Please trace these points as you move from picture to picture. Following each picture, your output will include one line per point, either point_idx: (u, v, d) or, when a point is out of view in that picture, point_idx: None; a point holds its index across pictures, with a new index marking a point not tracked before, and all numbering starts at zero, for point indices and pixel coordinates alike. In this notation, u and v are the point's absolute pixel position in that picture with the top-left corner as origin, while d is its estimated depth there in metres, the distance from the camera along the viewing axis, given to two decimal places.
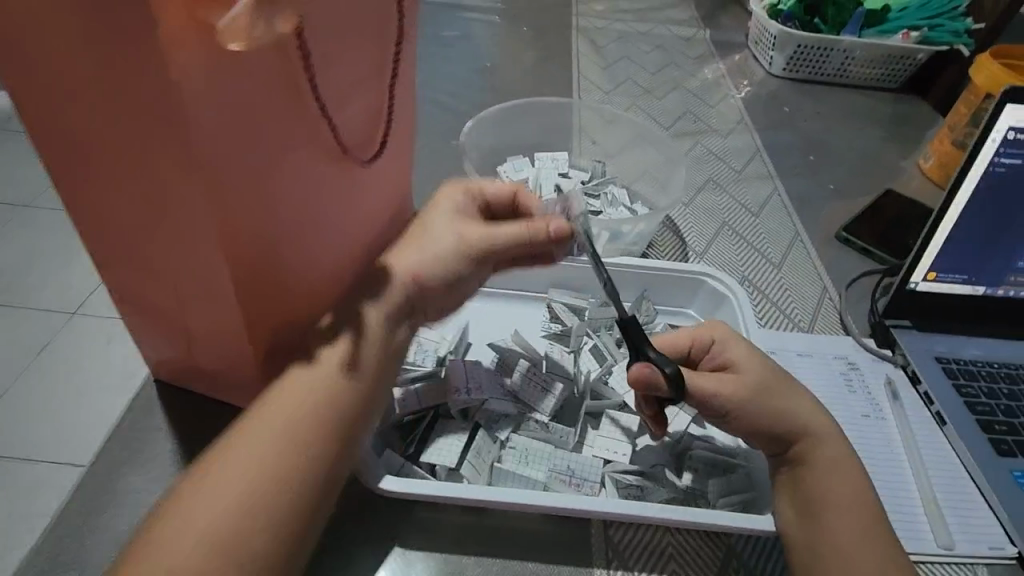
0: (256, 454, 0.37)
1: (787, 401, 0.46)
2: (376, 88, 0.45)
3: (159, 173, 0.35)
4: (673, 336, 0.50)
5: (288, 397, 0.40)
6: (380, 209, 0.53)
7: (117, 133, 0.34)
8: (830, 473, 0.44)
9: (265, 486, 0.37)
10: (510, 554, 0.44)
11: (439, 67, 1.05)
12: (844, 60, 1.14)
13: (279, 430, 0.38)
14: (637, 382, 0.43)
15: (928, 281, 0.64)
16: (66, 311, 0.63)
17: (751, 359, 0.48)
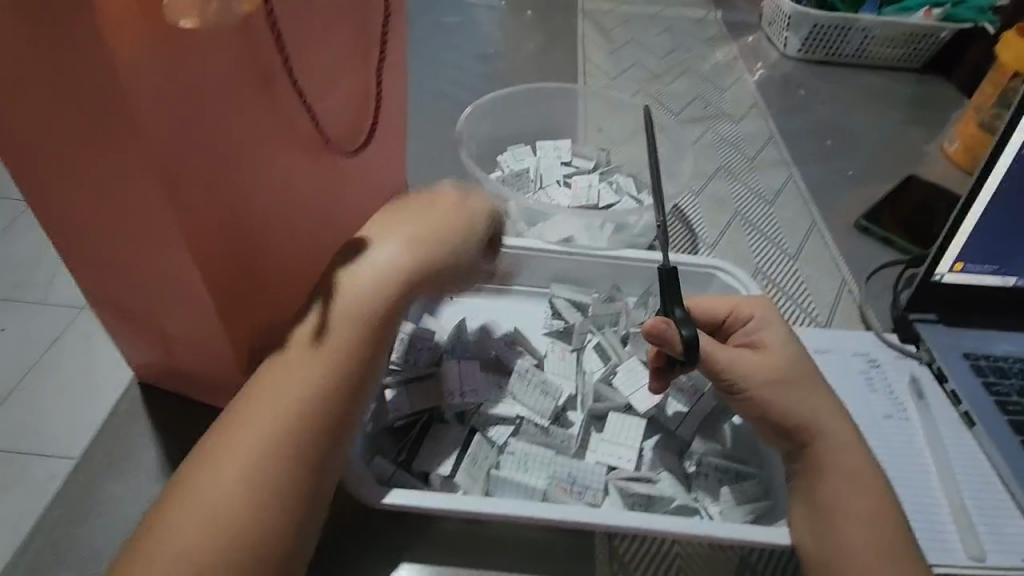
0: (225, 481, 0.32)
1: (806, 401, 0.43)
2: (354, 71, 0.44)
3: (112, 166, 0.32)
4: (714, 302, 0.48)
5: (263, 415, 0.34)
6: (361, 197, 0.50)
7: (65, 128, 0.31)
8: (848, 482, 0.40)
9: (234, 517, 0.31)
10: (508, 568, 0.42)
11: (440, 54, 1.02)
12: (862, 41, 1.09)
13: (248, 455, 0.32)
14: (652, 333, 0.42)
15: (954, 272, 0.60)
16: (74, 308, 0.64)
17: (785, 344, 0.45)
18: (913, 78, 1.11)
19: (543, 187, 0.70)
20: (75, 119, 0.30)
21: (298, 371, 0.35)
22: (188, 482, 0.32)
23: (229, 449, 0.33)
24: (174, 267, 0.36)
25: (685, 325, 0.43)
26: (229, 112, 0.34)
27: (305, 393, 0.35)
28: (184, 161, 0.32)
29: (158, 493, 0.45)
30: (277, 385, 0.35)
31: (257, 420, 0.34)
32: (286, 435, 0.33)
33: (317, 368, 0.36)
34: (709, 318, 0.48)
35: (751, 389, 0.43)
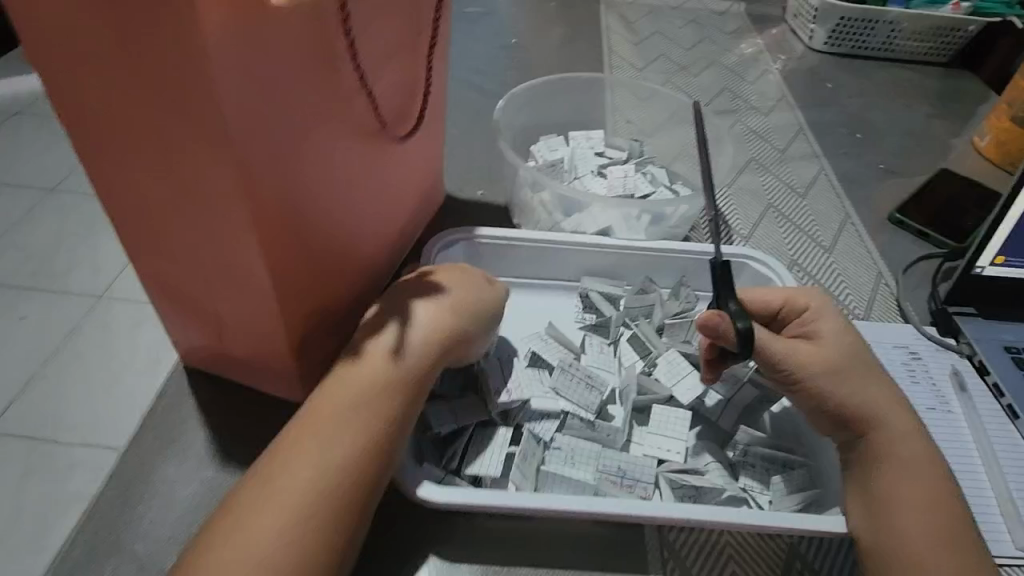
0: (291, 497, 0.35)
1: (861, 392, 0.43)
2: (404, 54, 0.44)
3: (191, 154, 0.32)
4: (767, 294, 0.47)
5: (327, 441, 0.37)
6: (401, 182, 0.51)
7: (147, 115, 0.31)
8: (906, 472, 0.40)
9: (301, 533, 0.34)
10: (557, 559, 0.42)
11: (464, 44, 1.01)
12: (889, 34, 1.08)
13: (313, 475, 0.36)
14: (705, 327, 0.43)
15: (995, 265, 0.59)
16: (93, 296, 0.61)
17: (842, 336, 0.45)
18: (940, 72, 1.10)
19: (578, 177, 0.69)
20: (161, 105, 0.30)
21: (355, 401, 0.38)
22: (256, 491, 0.35)
23: (295, 466, 0.36)
24: (243, 253, 0.36)
25: (740, 319, 0.42)
26: (302, 98, 0.35)
27: (365, 422, 0.38)
28: (258, 149, 0.33)
29: (209, 476, 0.45)
30: (338, 413, 0.38)
31: (320, 444, 0.37)
32: (347, 460, 0.37)
33: (374, 404, 0.39)
34: (764, 309, 0.47)
35: (806, 381, 0.43)
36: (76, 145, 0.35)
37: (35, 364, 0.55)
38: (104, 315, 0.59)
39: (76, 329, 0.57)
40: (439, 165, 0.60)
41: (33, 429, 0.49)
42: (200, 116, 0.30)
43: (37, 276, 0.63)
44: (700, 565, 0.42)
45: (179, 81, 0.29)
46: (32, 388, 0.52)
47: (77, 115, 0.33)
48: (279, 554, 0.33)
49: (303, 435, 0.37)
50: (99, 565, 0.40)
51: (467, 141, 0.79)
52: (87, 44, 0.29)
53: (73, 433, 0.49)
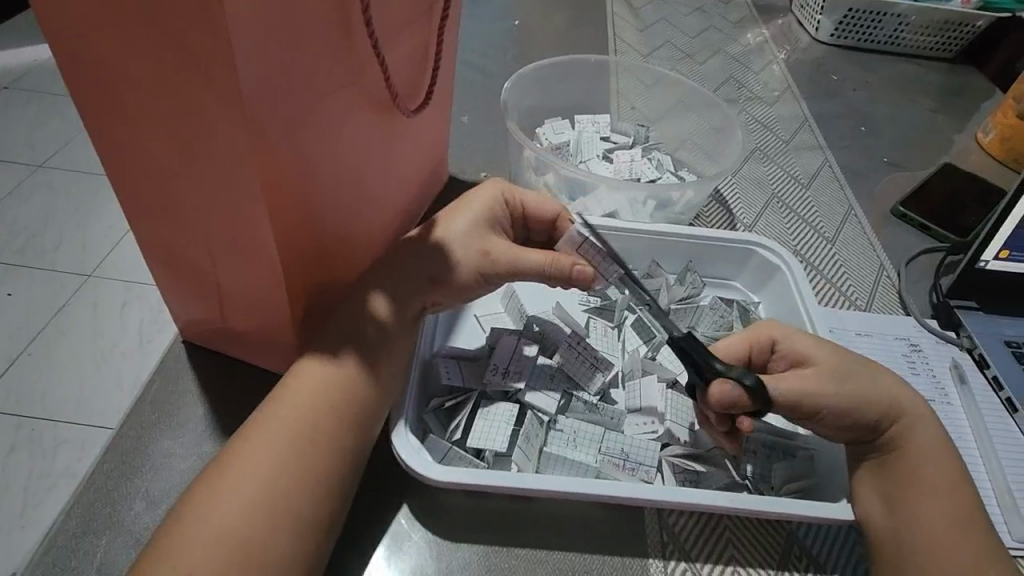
0: (275, 470, 0.35)
1: (869, 381, 0.42)
2: (418, 28, 0.43)
3: (205, 127, 0.32)
4: (730, 346, 0.44)
5: (310, 416, 0.38)
6: (408, 159, 0.50)
7: (160, 84, 0.31)
8: (925, 460, 0.40)
9: (284, 505, 0.35)
10: (559, 541, 0.42)
11: (468, 25, 1.00)
12: (897, 27, 1.07)
13: (297, 444, 0.37)
14: (721, 403, 0.40)
15: (999, 259, 0.60)
16: (83, 274, 0.59)
17: (819, 348, 0.44)
18: (945, 68, 1.10)
19: (583, 161, 0.69)
20: (175, 74, 0.30)
21: (336, 381, 0.39)
22: (236, 464, 0.36)
23: (279, 441, 0.36)
24: (251, 225, 0.36)
25: (746, 375, 0.40)
26: (317, 72, 0.34)
27: (345, 404, 0.39)
28: (271, 124, 0.32)
29: (206, 452, 0.44)
30: (321, 391, 0.39)
31: (302, 417, 0.37)
32: (334, 435, 0.38)
33: (355, 385, 0.40)
34: (734, 359, 0.44)
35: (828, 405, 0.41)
36: (83, 109, 0.34)
37: (27, 338, 0.54)
38: (100, 290, 0.58)
39: (69, 305, 0.56)
40: (443, 145, 0.59)
41: (26, 403, 0.49)
42: (215, 88, 0.29)
43: (29, 250, 0.62)
44: (705, 554, 0.42)
45: (194, 54, 0.28)
46: (25, 363, 0.52)
47: (83, 77, 0.32)
48: (258, 528, 0.34)
49: (283, 404, 0.38)
50: (90, 541, 0.40)
51: (470, 125, 0.78)
52: (102, 14, 0.29)
53: (69, 406, 0.48)
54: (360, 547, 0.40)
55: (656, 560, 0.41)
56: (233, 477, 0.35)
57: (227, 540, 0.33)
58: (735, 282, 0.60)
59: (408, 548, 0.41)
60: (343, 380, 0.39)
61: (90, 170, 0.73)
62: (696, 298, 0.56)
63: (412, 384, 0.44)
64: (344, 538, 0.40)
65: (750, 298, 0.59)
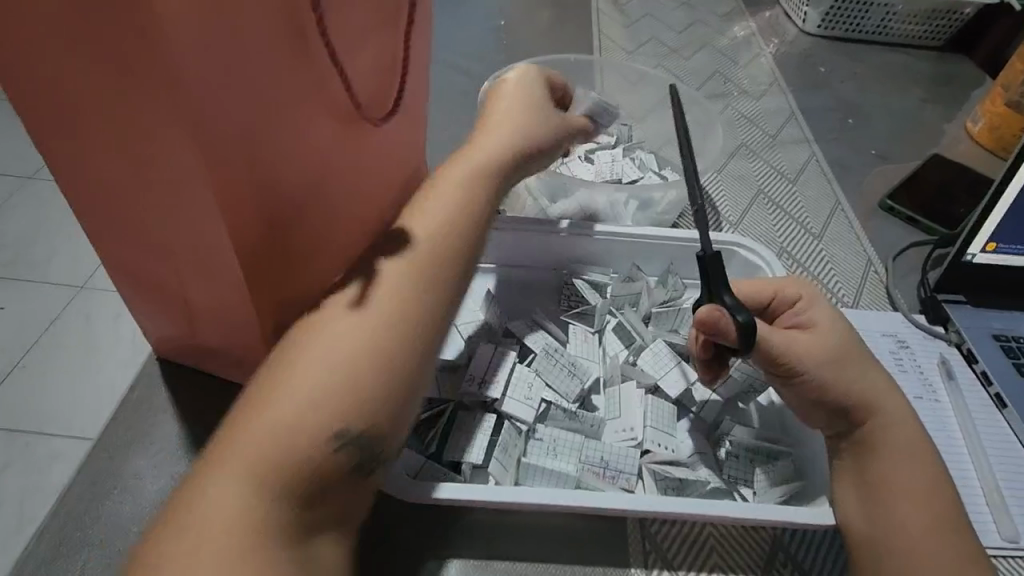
0: (307, 411, 0.31)
1: (858, 378, 0.41)
2: (383, 38, 0.42)
3: (151, 140, 0.31)
4: (758, 285, 0.45)
5: (344, 381, 0.32)
6: (379, 169, 0.49)
7: (106, 102, 0.30)
8: (905, 464, 0.39)
9: (302, 452, 0.30)
10: (539, 554, 0.41)
11: (450, 26, 0.99)
12: (884, 16, 1.06)
13: (340, 389, 0.32)
14: (704, 323, 0.41)
15: (986, 252, 0.59)
16: (74, 287, 0.61)
17: (834, 323, 0.43)
18: (935, 56, 1.08)
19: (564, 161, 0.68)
20: (119, 93, 0.29)
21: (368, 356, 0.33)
22: (276, 397, 0.31)
23: (319, 380, 0.31)
24: (210, 235, 0.35)
25: (738, 312, 0.41)
26: (270, 82, 0.33)
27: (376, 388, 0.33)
28: (222, 135, 0.31)
29: (180, 471, 0.44)
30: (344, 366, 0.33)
31: (324, 394, 0.31)
32: (363, 411, 0.32)
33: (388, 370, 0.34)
34: (753, 300, 0.45)
35: (808, 372, 0.41)
36: (34, 129, 0.33)
37: (19, 353, 0.55)
38: (88, 304, 0.58)
39: (60, 319, 0.57)
40: (420, 151, 0.58)
41: (22, 417, 0.50)
42: (157, 104, 0.29)
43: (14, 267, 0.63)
44: (687, 563, 0.41)
45: (133, 72, 0.28)
46: (16, 380, 0.53)
47: (31, 97, 0.32)
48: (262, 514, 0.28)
49: (326, 341, 0.33)
50: (63, 565, 0.39)
51: (451, 127, 0.78)
52: (42, 37, 0.28)
53: (59, 419, 0.50)
54: None
55: (638, 569, 0.41)
56: (236, 448, 0.29)
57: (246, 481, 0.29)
58: None
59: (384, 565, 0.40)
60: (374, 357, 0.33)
61: None
62: (678, 300, 0.55)
63: None
64: None
65: None
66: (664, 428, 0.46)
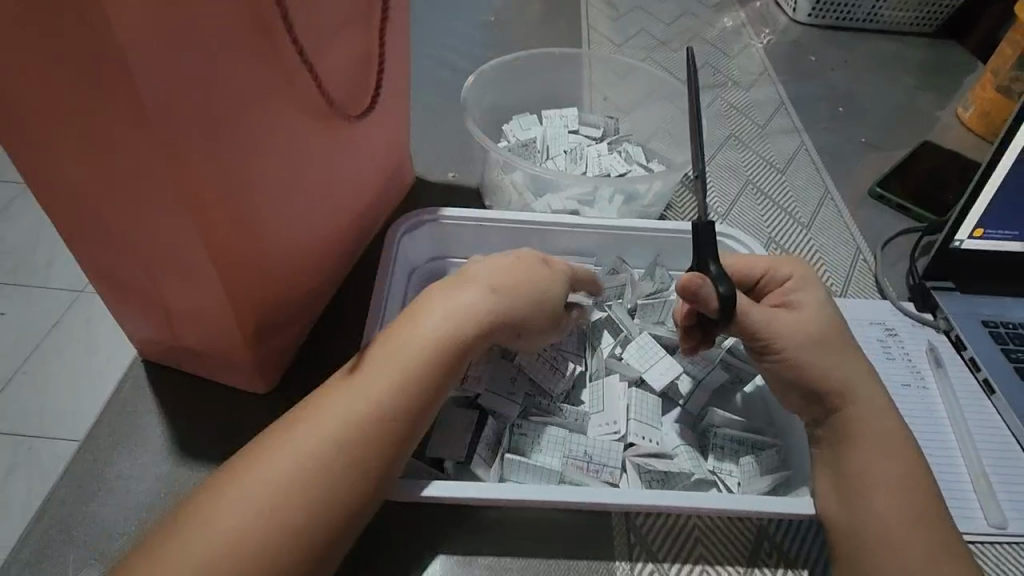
0: (294, 472, 0.32)
1: (837, 363, 0.41)
2: (354, 34, 0.42)
3: (121, 150, 0.31)
4: (749, 262, 0.45)
5: (336, 442, 0.33)
6: (358, 167, 0.49)
7: (70, 113, 0.30)
8: (883, 450, 0.39)
9: (289, 510, 0.31)
10: (521, 548, 0.41)
11: (438, 22, 0.98)
12: (875, 3, 1.05)
13: (327, 449, 0.33)
14: (686, 291, 0.41)
15: (974, 238, 0.59)
16: (75, 291, 0.61)
17: (822, 310, 0.43)
18: (926, 42, 1.07)
19: (549, 157, 0.68)
20: (85, 106, 0.29)
21: (382, 399, 0.35)
22: (268, 458, 0.32)
23: (310, 441, 0.33)
24: (185, 241, 0.35)
25: (721, 283, 0.41)
26: (237, 84, 0.33)
27: (387, 426, 0.34)
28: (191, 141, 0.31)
29: (163, 473, 0.44)
30: (358, 408, 0.34)
31: (341, 432, 0.33)
32: (348, 475, 0.33)
33: (401, 410, 0.35)
34: (744, 276, 0.46)
35: (785, 352, 0.42)
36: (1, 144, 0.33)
37: (19, 355, 0.56)
38: (88, 306, 0.59)
39: (68, 318, 0.58)
40: (401, 148, 0.58)
41: (17, 416, 0.50)
42: (122, 114, 0.29)
43: (13, 272, 0.64)
44: (672, 555, 0.41)
45: (93, 81, 0.28)
46: (18, 381, 0.53)
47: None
48: (271, 547, 0.30)
49: (326, 404, 0.34)
50: (49, 565, 0.39)
51: (438, 123, 0.78)
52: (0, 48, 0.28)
53: (54, 423, 0.49)
54: None
55: (622, 562, 0.41)
56: (251, 487, 0.31)
57: (234, 538, 0.29)
58: None
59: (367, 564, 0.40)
60: (388, 398, 0.35)
61: None
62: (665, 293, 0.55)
63: None
64: None
65: None
66: (647, 420, 0.46)
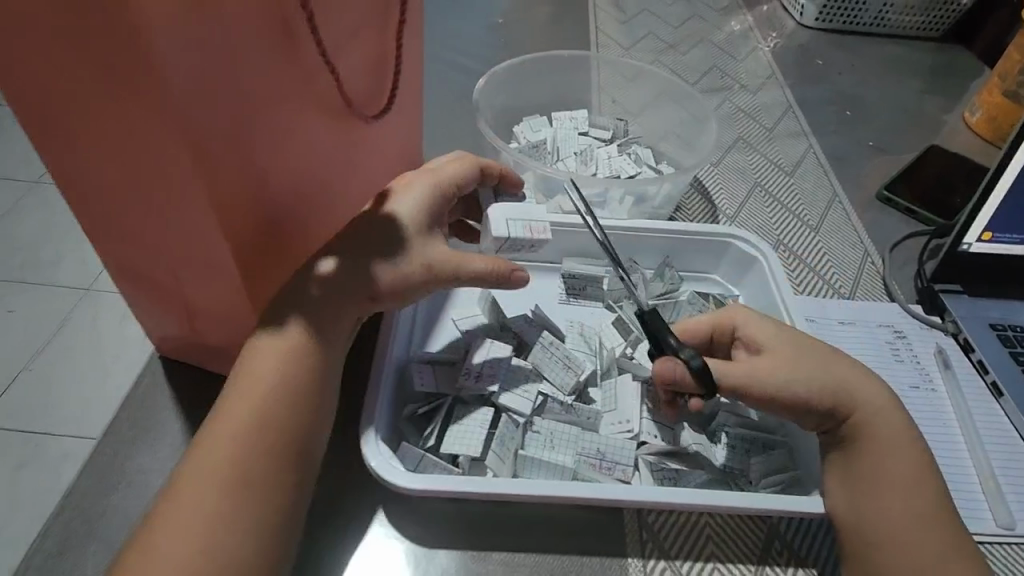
0: (227, 461, 0.35)
1: (820, 368, 0.42)
2: (373, 36, 0.43)
3: (147, 146, 0.31)
4: (696, 323, 0.46)
5: (256, 425, 0.36)
6: (374, 167, 0.50)
7: (102, 108, 0.30)
8: (892, 450, 0.40)
9: (234, 496, 0.34)
10: (533, 543, 0.41)
11: (447, 24, 0.99)
12: (882, 8, 1.06)
13: (249, 435, 0.36)
14: (664, 377, 0.41)
15: (982, 242, 0.59)
16: (83, 288, 0.62)
17: (775, 334, 0.43)
18: (932, 47, 1.08)
19: (560, 159, 0.69)
20: (115, 102, 0.30)
21: (262, 396, 0.37)
22: (206, 452, 0.35)
23: (239, 432, 0.36)
24: (205, 237, 0.36)
25: (690, 357, 0.41)
26: (260, 84, 0.34)
27: (277, 418, 0.37)
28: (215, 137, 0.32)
29: None
30: (245, 412, 0.36)
31: (253, 414, 0.36)
32: (276, 452, 0.36)
33: (286, 399, 0.37)
34: (698, 338, 0.45)
35: (784, 392, 0.40)
36: (32, 138, 0.33)
37: (27, 355, 0.56)
38: (102, 303, 0.60)
39: (84, 315, 0.59)
40: (415, 149, 0.59)
41: (36, 412, 0.51)
42: (151, 111, 0.29)
43: (30, 271, 0.65)
44: (683, 552, 0.41)
45: (127, 80, 0.28)
46: (36, 377, 0.54)
47: (30, 108, 0.32)
48: (220, 528, 0.33)
49: (240, 391, 0.37)
50: (72, 556, 0.40)
51: (449, 126, 0.78)
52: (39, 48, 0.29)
53: (71, 420, 0.50)
54: (335, 553, 0.40)
55: (634, 559, 0.41)
56: (196, 482, 0.34)
57: (199, 529, 0.33)
58: (714, 274, 0.60)
59: (383, 555, 0.41)
60: (270, 393, 0.37)
61: None
62: (674, 293, 0.56)
63: (383, 394, 0.44)
64: (320, 546, 0.40)
65: (728, 288, 0.59)
66: (662, 420, 0.46)
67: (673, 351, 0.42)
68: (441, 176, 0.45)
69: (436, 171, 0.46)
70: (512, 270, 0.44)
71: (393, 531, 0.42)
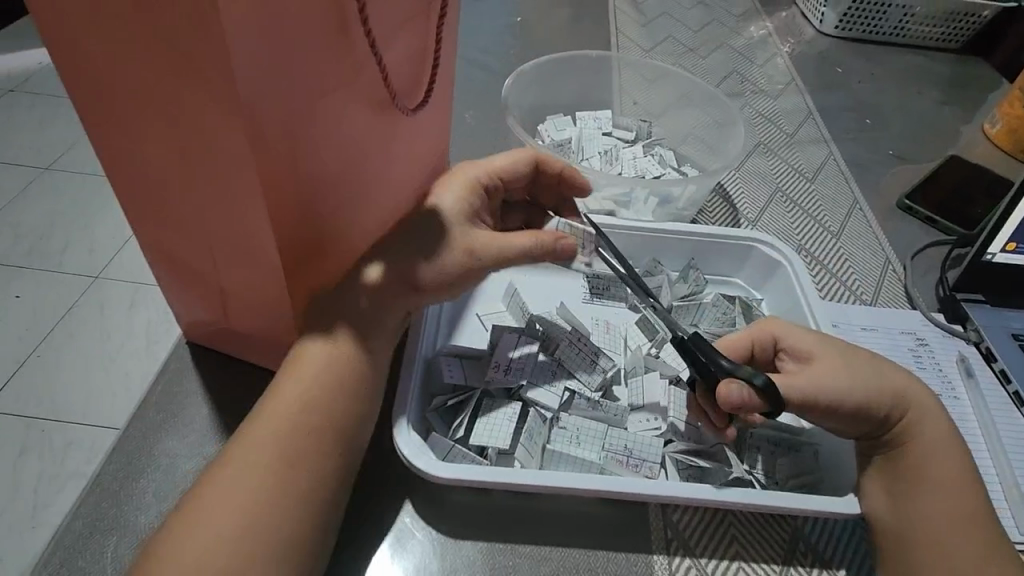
0: (273, 453, 0.35)
1: (871, 373, 0.42)
2: (416, 30, 0.43)
3: (206, 133, 0.32)
4: (733, 339, 0.45)
5: (305, 418, 0.36)
6: (410, 161, 0.50)
7: (163, 93, 0.31)
8: (934, 452, 0.40)
9: (273, 484, 0.34)
10: (559, 537, 0.41)
11: (468, 22, 0.99)
12: (902, 18, 1.06)
13: (295, 428, 0.36)
14: (731, 403, 0.39)
15: (1006, 252, 0.59)
16: (90, 276, 0.62)
17: (816, 341, 0.43)
18: (951, 58, 1.08)
19: (584, 158, 0.69)
20: (178, 89, 0.30)
21: (307, 400, 0.37)
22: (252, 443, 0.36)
23: (282, 424, 0.36)
24: (252, 226, 0.36)
25: (755, 376, 0.40)
26: (315, 74, 0.34)
27: (319, 423, 0.37)
28: (272, 127, 0.32)
29: (207, 451, 0.45)
30: (287, 415, 0.36)
31: (300, 409, 0.37)
32: (319, 446, 0.36)
33: (329, 404, 0.37)
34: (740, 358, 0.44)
35: (844, 401, 0.40)
36: (90, 120, 0.34)
37: (36, 338, 0.56)
38: (121, 289, 0.60)
39: (104, 300, 0.59)
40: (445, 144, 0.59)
41: (57, 395, 0.51)
42: (214, 99, 0.30)
43: (49, 255, 0.65)
44: (710, 551, 0.41)
45: (193, 67, 0.29)
46: (56, 361, 0.54)
47: (88, 90, 0.32)
48: (262, 518, 0.33)
49: (287, 385, 0.37)
50: (96, 537, 0.40)
51: (471, 123, 0.79)
52: (105, 31, 0.29)
53: (92, 404, 0.50)
54: (362, 542, 0.40)
55: (660, 556, 0.41)
56: (238, 472, 0.34)
57: (236, 513, 0.33)
58: (735, 278, 0.60)
59: (411, 545, 0.41)
60: (318, 389, 0.37)
61: (96, 173, 0.76)
62: (699, 296, 0.57)
63: (412, 383, 0.44)
64: (348, 535, 0.41)
65: (750, 292, 0.59)
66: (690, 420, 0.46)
67: (733, 373, 0.41)
68: (482, 171, 0.47)
69: (478, 168, 0.47)
70: (558, 239, 0.43)
71: (398, 546, 0.41)
